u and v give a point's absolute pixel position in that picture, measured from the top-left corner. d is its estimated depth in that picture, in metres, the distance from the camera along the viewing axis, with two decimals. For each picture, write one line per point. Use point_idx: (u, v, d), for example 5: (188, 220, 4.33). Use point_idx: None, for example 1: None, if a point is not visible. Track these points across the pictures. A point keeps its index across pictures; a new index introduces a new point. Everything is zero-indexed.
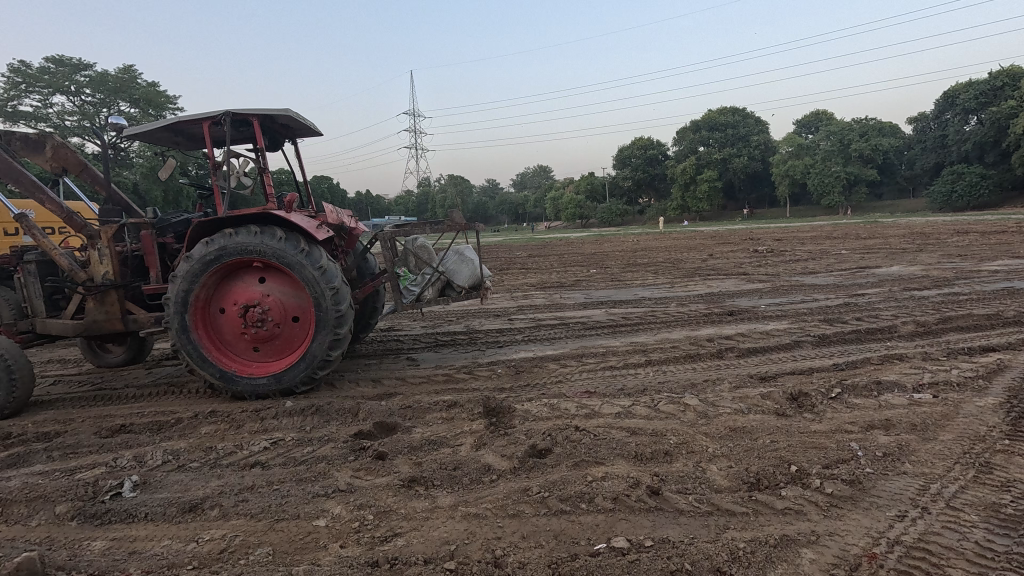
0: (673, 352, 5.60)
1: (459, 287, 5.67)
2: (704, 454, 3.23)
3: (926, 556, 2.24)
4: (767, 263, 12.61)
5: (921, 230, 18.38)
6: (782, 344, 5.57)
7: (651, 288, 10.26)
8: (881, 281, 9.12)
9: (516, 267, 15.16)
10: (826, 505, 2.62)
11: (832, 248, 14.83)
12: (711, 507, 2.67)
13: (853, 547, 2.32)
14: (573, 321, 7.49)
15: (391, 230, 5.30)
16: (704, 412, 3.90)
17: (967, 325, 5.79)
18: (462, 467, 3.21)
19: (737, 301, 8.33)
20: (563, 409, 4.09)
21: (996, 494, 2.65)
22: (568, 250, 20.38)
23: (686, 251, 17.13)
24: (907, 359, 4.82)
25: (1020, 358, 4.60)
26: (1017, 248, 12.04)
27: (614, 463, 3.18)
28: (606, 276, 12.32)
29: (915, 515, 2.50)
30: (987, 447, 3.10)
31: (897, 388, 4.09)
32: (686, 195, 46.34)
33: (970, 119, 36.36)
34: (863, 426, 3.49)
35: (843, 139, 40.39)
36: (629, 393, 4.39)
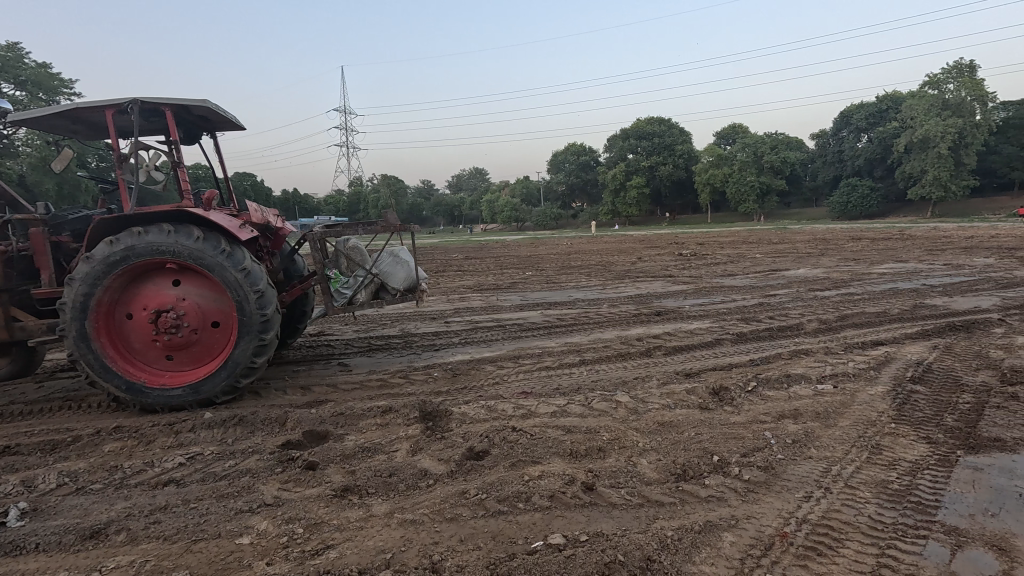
0: (605, 351, 5.80)
1: (393, 289, 5.54)
2: (635, 449, 3.37)
3: (828, 532, 2.46)
4: (691, 266, 13.35)
5: (822, 236, 20.33)
6: (705, 342, 5.92)
7: (584, 290, 10.54)
8: (790, 283, 9.90)
9: (451, 270, 15.10)
10: (744, 490, 2.83)
11: (747, 252, 15.97)
12: (642, 499, 2.79)
13: (767, 527, 2.50)
14: (509, 323, 7.58)
15: (321, 230, 5.10)
16: (634, 408, 4.07)
17: (862, 321, 6.46)
18: (398, 473, 3.14)
19: (664, 302, 8.76)
20: (500, 410, 4.12)
21: (885, 471, 2.96)
22: (505, 253, 20.56)
23: (617, 254, 17.80)
24: (812, 353, 5.29)
25: (904, 350, 5.19)
26: (900, 253, 13.56)
27: (550, 462, 3.24)
28: (541, 278, 12.55)
29: (820, 495, 2.74)
30: (878, 431, 3.46)
31: (803, 380, 4.49)
32: (617, 200, 48.08)
33: (862, 137, 40.56)
34: (775, 416, 3.79)
35: (757, 151, 43.56)
36: (564, 393, 4.49)
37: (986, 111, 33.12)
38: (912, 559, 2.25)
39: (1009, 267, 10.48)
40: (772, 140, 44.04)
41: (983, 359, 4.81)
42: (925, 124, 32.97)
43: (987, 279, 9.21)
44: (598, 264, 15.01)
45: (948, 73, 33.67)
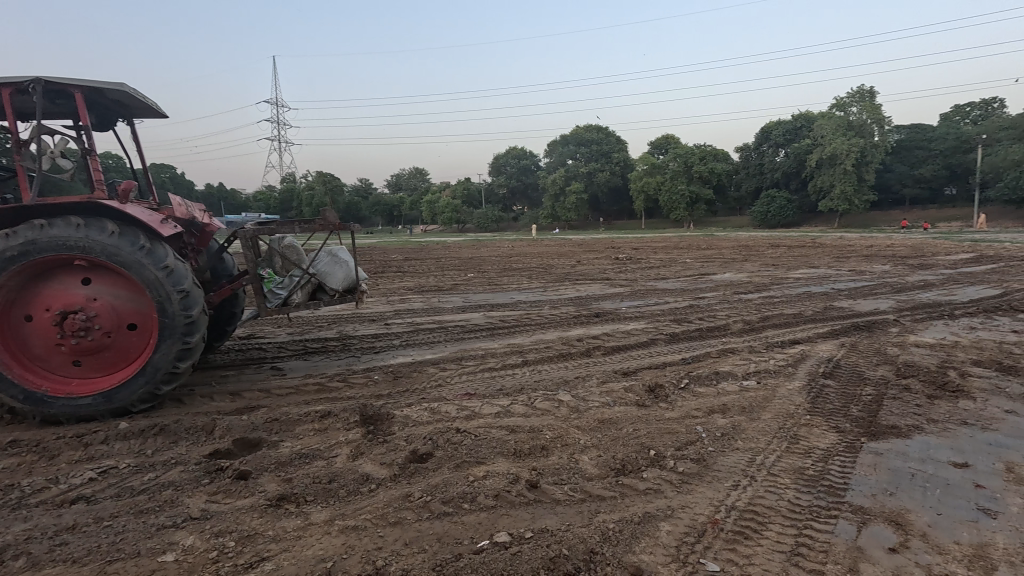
0: (547, 352, 5.91)
1: (331, 290, 5.34)
2: (577, 446, 3.47)
3: (754, 516, 2.63)
4: (627, 269, 13.87)
5: (746, 243, 21.80)
6: (641, 342, 6.17)
7: (526, 292, 10.68)
8: (717, 286, 10.53)
9: (390, 270, 14.78)
10: (679, 482, 2.98)
11: (678, 257, 16.83)
12: (584, 494, 2.87)
13: (700, 515, 2.64)
14: (451, 324, 7.54)
15: (253, 228, 4.84)
16: (576, 407, 4.18)
17: (780, 322, 6.99)
18: (338, 479, 3.05)
19: (602, 303, 9.05)
20: (444, 412, 4.09)
21: (802, 459, 3.22)
22: (446, 254, 20.37)
23: (557, 257, 18.16)
24: (738, 351, 5.66)
25: (817, 348, 5.67)
26: (812, 260, 14.79)
27: (494, 462, 3.26)
28: (483, 280, 12.57)
29: (746, 484, 2.93)
30: (795, 422, 3.76)
31: (729, 376, 4.80)
32: (556, 205, 48.97)
33: (779, 152, 43.82)
34: (706, 411, 4.03)
35: (687, 160, 45.83)
36: (507, 393, 4.52)
37: (883, 133, 36.85)
38: (825, 537, 2.45)
39: (902, 274, 11.69)
40: (701, 151, 46.59)
41: (882, 356, 5.34)
42: (833, 143, 36.17)
43: (885, 284, 10.23)
44: (539, 266, 15.24)
45: (853, 97, 36.97)
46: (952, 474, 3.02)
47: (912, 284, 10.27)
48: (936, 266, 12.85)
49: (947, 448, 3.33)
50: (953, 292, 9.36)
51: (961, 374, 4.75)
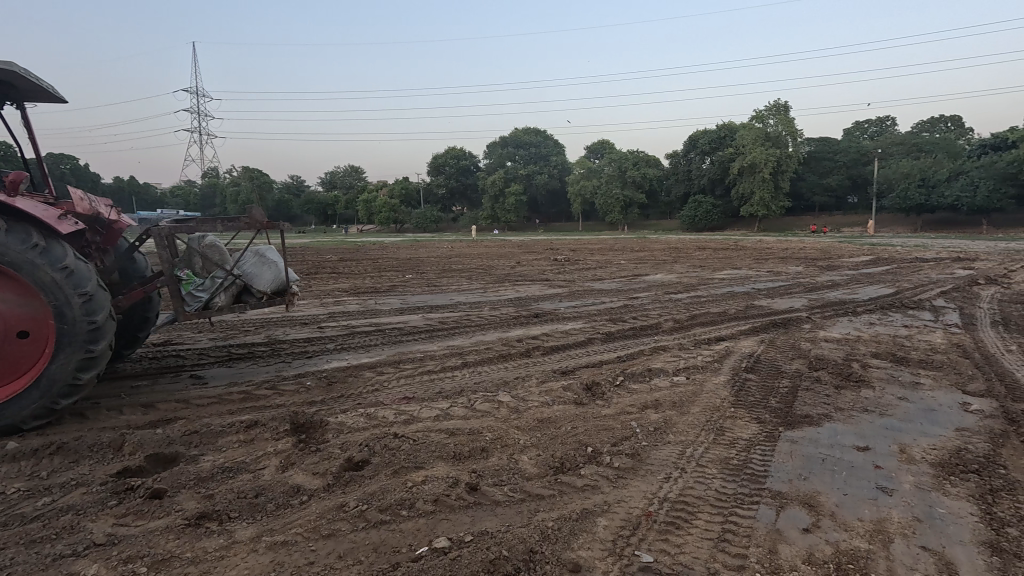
0: (487, 353, 5.90)
1: (259, 292, 5.04)
2: (516, 446, 3.49)
3: (684, 507, 2.74)
4: (565, 270, 14.18)
5: (676, 245, 22.96)
6: (579, 342, 6.30)
7: (466, 293, 10.63)
8: (650, 286, 10.98)
9: (325, 272, 14.25)
10: (615, 477, 3.07)
11: (614, 258, 17.39)
12: (524, 494, 2.88)
13: (635, 509, 2.73)
14: (389, 327, 7.36)
15: (170, 226, 4.49)
16: (515, 407, 4.20)
17: (707, 320, 7.40)
18: (266, 493, 2.88)
19: (542, 304, 9.19)
20: (381, 417, 3.98)
21: (727, 450, 3.41)
22: (384, 255, 19.92)
23: (497, 258, 18.22)
24: (669, 349, 5.93)
25: (740, 345, 6.04)
26: (735, 262, 15.78)
27: (433, 466, 3.21)
28: (422, 281, 12.40)
29: (677, 476, 3.07)
30: (721, 414, 3.99)
31: (661, 373, 5.02)
32: (496, 207, 49.18)
33: (705, 159, 46.45)
34: (640, 406, 4.19)
35: (622, 165, 47.48)
36: (447, 396, 4.47)
37: (796, 145, 39.98)
38: (748, 522, 2.60)
39: (813, 275, 12.73)
40: (635, 157, 48.48)
41: (796, 351, 5.77)
42: (752, 152, 38.82)
43: (799, 284, 11.08)
44: (478, 267, 15.23)
45: (772, 110, 39.66)
46: (855, 457, 3.31)
47: (821, 284, 11.20)
48: (841, 268, 14.09)
49: (851, 434, 3.64)
50: (856, 291, 10.30)
51: (862, 365, 5.23)
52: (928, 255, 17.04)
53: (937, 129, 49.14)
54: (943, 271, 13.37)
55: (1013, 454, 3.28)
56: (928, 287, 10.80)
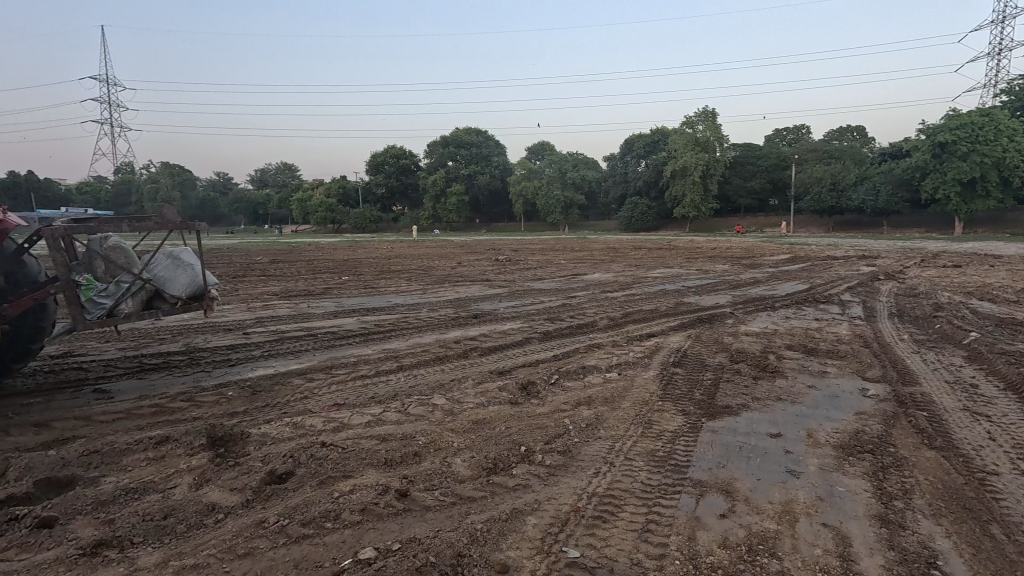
0: (424, 355, 5.81)
1: (171, 299, 4.69)
2: (450, 449, 3.45)
3: (612, 500, 2.82)
4: (506, 270, 14.25)
5: (614, 246, 23.64)
6: (516, 341, 6.33)
7: (404, 294, 10.44)
8: (588, 285, 11.24)
9: (253, 274, 13.53)
10: (546, 475, 3.10)
11: (554, 258, 17.68)
12: (455, 497, 2.86)
13: (564, 505, 2.77)
14: (321, 331, 7.08)
15: (65, 226, 4.07)
16: (450, 409, 4.16)
17: (639, 317, 7.67)
18: (177, 513, 2.68)
19: (480, 304, 9.18)
20: (309, 425, 3.81)
21: (654, 442, 3.54)
22: (318, 256, 19.20)
23: (437, 258, 18.00)
24: (603, 346, 6.10)
25: (669, 340, 6.31)
26: (667, 260, 16.48)
27: (363, 474, 3.11)
28: (358, 283, 12.03)
29: (605, 470, 3.15)
30: (649, 408, 4.14)
31: (594, 370, 5.15)
32: (437, 206, 48.64)
33: (641, 162, 48.22)
34: (573, 404, 4.26)
35: (561, 166, 48.31)
36: (380, 401, 4.35)
37: (723, 150, 42.32)
38: (670, 511, 2.71)
39: (737, 272, 13.51)
40: (574, 159, 49.52)
41: (720, 345, 6.10)
42: (683, 156, 40.69)
43: (725, 282, 11.73)
44: (418, 268, 14.97)
45: (699, 116, 41.78)
46: (768, 443, 3.54)
47: (744, 281, 11.90)
48: (762, 266, 15.07)
49: (765, 422, 3.89)
50: (774, 287, 11.03)
51: (778, 357, 5.60)
52: (837, 253, 18.53)
53: (845, 137, 53.45)
54: (850, 268, 14.58)
55: (902, 433, 3.63)
56: (837, 283, 11.74)
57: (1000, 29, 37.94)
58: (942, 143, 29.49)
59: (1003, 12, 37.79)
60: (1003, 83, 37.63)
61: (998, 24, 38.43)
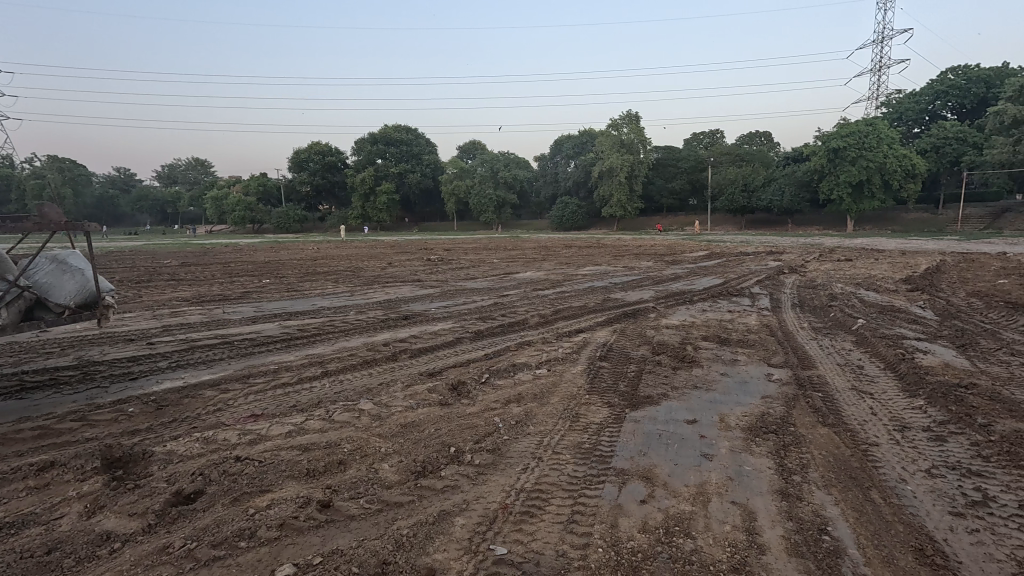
0: (350, 359, 5.61)
1: (57, 307, 4.20)
2: (377, 455, 3.36)
3: (539, 495, 2.87)
4: (438, 270, 14.09)
5: (546, 244, 24.04)
6: (446, 342, 6.28)
7: (330, 297, 10.03)
8: (520, 284, 11.37)
9: (161, 278, 12.45)
10: (475, 474, 3.11)
11: (487, 258, 17.71)
12: (381, 504, 2.78)
13: (492, 503, 2.79)
14: (238, 338, 6.64)
15: None
16: (378, 414, 4.05)
17: (568, 314, 7.86)
18: (64, 546, 2.42)
19: (411, 305, 9.01)
20: (222, 440, 3.57)
21: (580, 435, 3.65)
22: (237, 258, 18.03)
23: (366, 259, 17.43)
24: (534, 343, 6.19)
25: (596, 336, 6.51)
26: (596, 258, 17.01)
27: (282, 487, 2.96)
28: (281, 286, 11.41)
29: (534, 465, 3.20)
30: (577, 402, 4.26)
31: (525, 367, 5.22)
32: (366, 205, 47.20)
33: (570, 163, 49.45)
34: (503, 402, 4.30)
35: (493, 166, 48.32)
36: (302, 409, 4.15)
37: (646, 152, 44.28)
38: (594, 501, 2.80)
39: (660, 269, 14.22)
40: (506, 159, 49.82)
41: (643, 338, 6.39)
42: (610, 157, 42.11)
43: (649, 278, 12.30)
44: (346, 270, 14.42)
45: (625, 118, 43.36)
46: (685, 430, 3.75)
47: (666, 277, 12.52)
48: (683, 262, 15.95)
49: (683, 409, 4.12)
50: (693, 282, 11.70)
51: (695, 348, 5.96)
52: (748, 250, 19.99)
53: (754, 142, 57.77)
54: (759, 263, 15.76)
55: (801, 413, 3.98)
56: (748, 277, 12.67)
57: (880, 48, 42.52)
58: (835, 149, 32.60)
59: (883, 32, 42.38)
60: (882, 97, 42.26)
61: (878, 43, 43.07)
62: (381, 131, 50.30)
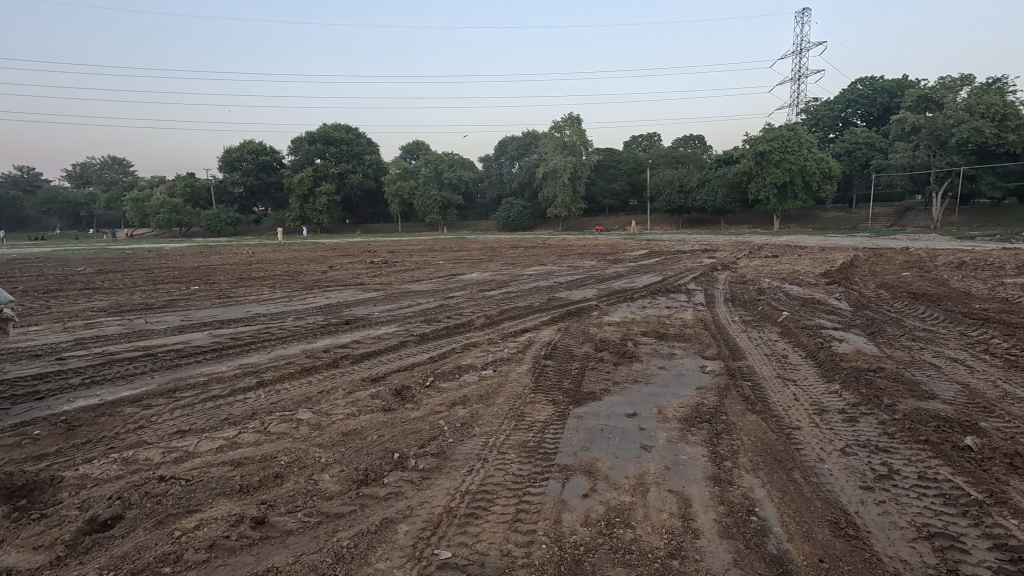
0: (288, 367, 5.38)
1: None
2: (316, 465, 3.24)
3: (485, 496, 2.87)
4: (382, 273, 13.79)
5: (492, 245, 24.06)
6: (390, 346, 6.15)
7: (267, 303, 9.57)
8: (466, 285, 11.32)
9: (73, 287, 11.41)
10: (420, 479, 3.06)
11: (432, 259, 17.50)
12: (320, 516, 2.69)
13: (436, 507, 2.76)
14: (162, 349, 6.20)
15: None
16: (318, 423, 3.91)
17: (514, 314, 7.91)
18: None
19: (354, 309, 8.77)
20: (145, 459, 3.32)
21: (526, 434, 3.68)
22: (162, 263, 16.83)
23: (304, 263, 16.76)
24: (479, 344, 6.19)
25: (541, 335, 6.60)
26: (542, 259, 17.22)
27: (213, 505, 2.80)
28: (212, 293, 10.76)
29: (479, 467, 3.19)
30: (522, 401, 4.29)
31: (470, 369, 5.20)
32: (305, 207, 45.47)
33: (515, 164, 49.84)
34: (449, 404, 4.27)
35: (438, 167, 47.52)
36: (234, 422, 3.94)
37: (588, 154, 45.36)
38: (538, 498, 2.84)
39: (603, 268, 14.60)
40: (450, 159, 49.43)
41: (587, 336, 6.54)
42: (554, 158, 42.74)
43: (593, 277, 12.59)
44: (283, 274, 13.81)
45: (567, 120, 44.11)
46: (626, 423, 3.87)
47: (609, 276, 12.87)
48: (624, 261, 16.46)
49: (624, 404, 4.26)
50: (634, 280, 12.09)
51: (636, 343, 6.17)
52: (684, 248, 20.91)
53: (689, 145, 60.55)
54: (695, 260, 16.53)
55: (733, 402, 4.21)
56: (684, 274, 13.24)
57: (798, 58, 45.73)
58: (762, 152, 34.72)
59: (800, 45, 45.66)
60: (802, 104, 45.45)
61: (797, 55, 46.27)
62: (319, 130, 48.46)
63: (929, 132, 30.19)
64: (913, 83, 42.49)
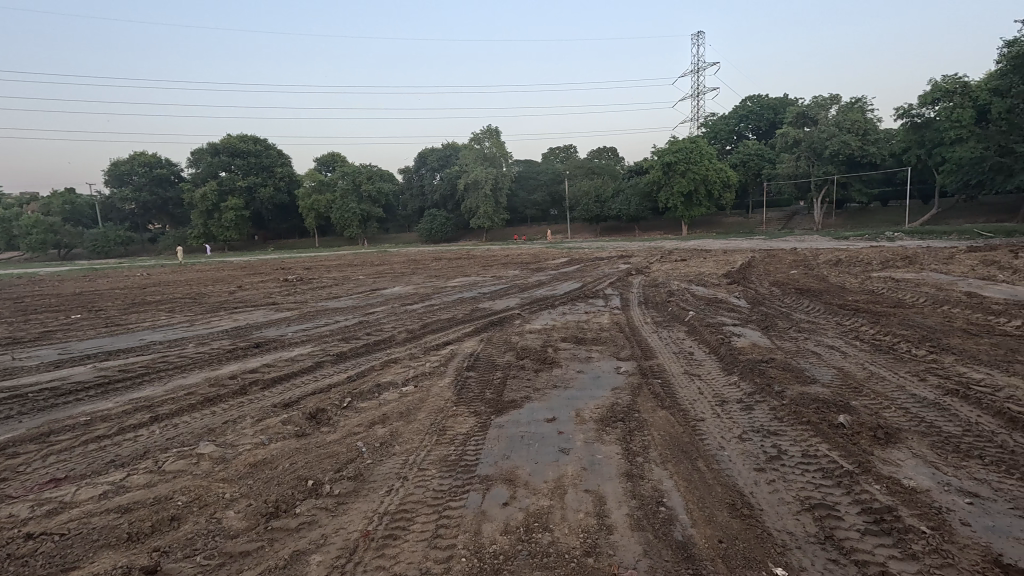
0: (187, 398, 4.95)
1: None
2: (220, 502, 3.01)
3: (405, 515, 2.81)
4: (296, 291, 13.08)
5: (414, 257, 23.69)
6: (304, 368, 5.85)
7: (164, 329, 8.75)
8: (387, 300, 11.03)
9: None
10: (335, 505, 2.94)
11: (351, 274, 16.88)
12: (222, 558, 2.49)
13: (352, 533, 2.66)
14: (34, 388, 5.47)
15: None
16: (222, 456, 3.63)
17: (436, 327, 7.83)
18: None
19: (265, 331, 8.25)
20: (9, 516, 2.90)
21: (447, 448, 3.65)
22: (36, 290, 14.88)
23: (208, 284, 15.45)
24: (400, 360, 6.05)
25: (463, 346, 6.58)
26: (465, 270, 17.19)
27: (95, 559, 2.51)
28: (97, 321, 9.65)
29: (398, 486, 3.12)
30: (443, 415, 4.25)
31: (390, 386, 5.07)
32: (209, 223, 42.22)
33: (436, 175, 49.55)
34: (367, 424, 4.13)
35: (355, 180, 45.46)
36: (122, 464, 3.55)
37: (507, 165, 46.24)
38: (459, 511, 2.82)
39: (525, 277, 14.83)
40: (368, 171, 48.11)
41: (509, 345, 6.61)
42: (474, 170, 43.01)
43: (515, 286, 12.75)
44: (184, 297, 12.69)
45: (484, 133, 44.54)
46: (546, 428, 3.96)
47: (531, 284, 13.10)
48: (546, 269, 16.84)
49: (543, 409, 4.34)
50: (555, 288, 12.40)
51: (556, 349, 6.32)
52: (602, 255, 21.75)
53: (603, 156, 63.39)
54: (612, 266, 17.25)
55: (644, 400, 4.44)
56: (602, 280, 13.79)
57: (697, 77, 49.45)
58: (668, 163, 37.11)
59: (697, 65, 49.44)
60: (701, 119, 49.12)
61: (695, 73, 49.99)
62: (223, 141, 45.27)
63: (808, 144, 33.73)
64: (793, 101, 47.38)
